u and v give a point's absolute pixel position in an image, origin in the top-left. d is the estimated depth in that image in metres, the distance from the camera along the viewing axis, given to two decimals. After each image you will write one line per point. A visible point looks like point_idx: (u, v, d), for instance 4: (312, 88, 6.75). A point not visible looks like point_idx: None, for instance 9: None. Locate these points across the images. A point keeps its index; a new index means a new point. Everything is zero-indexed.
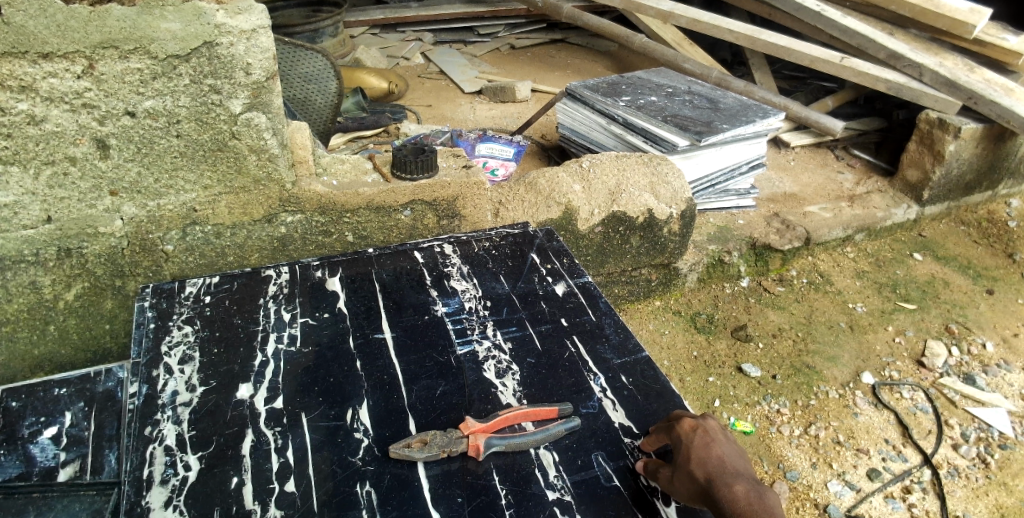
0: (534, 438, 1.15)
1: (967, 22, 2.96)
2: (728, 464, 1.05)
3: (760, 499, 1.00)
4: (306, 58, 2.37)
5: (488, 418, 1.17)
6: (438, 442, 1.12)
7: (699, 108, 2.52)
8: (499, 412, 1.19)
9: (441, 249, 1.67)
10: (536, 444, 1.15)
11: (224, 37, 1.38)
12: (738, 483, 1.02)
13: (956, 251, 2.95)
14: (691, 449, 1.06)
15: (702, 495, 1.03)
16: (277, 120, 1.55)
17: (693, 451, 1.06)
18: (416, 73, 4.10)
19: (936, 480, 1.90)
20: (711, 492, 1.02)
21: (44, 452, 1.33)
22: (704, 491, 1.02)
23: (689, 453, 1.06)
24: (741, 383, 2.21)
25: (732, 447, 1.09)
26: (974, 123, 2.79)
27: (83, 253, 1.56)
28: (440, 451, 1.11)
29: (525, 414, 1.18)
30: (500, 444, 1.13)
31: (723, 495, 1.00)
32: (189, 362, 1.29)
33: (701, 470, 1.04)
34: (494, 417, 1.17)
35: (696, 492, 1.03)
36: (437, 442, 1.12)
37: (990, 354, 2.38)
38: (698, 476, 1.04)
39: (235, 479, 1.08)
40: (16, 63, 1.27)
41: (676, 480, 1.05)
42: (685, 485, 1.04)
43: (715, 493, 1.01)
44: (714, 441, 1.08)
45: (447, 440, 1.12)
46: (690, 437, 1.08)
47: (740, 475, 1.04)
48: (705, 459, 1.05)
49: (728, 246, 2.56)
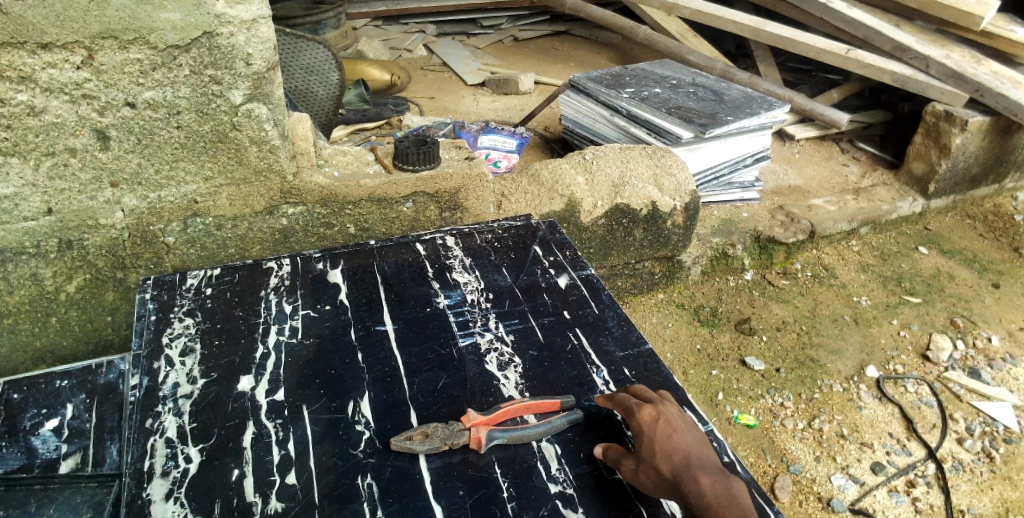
0: (536, 430, 1.14)
1: (974, 13, 2.93)
2: (692, 455, 1.05)
3: (726, 492, 1.00)
4: (308, 49, 2.35)
5: (491, 411, 1.17)
6: (440, 435, 1.11)
7: (704, 100, 2.50)
8: (502, 405, 1.18)
9: (444, 242, 1.66)
10: (538, 436, 1.14)
11: (224, 27, 1.37)
12: (704, 474, 1.02)
13: (962, 245, 2.93)
14: (654, 441, 1.06)
15: (668, 487, 1.01)
16: (278, 111, 1.54)
17: (657, 442, 1.06)
18: (419, 65, 4.09)
19: (940, 475, 1.90)
20: (677, 485, 1.01)
21: (46, 444, 1.33)
22: (670, 484, 1.01)
23: (652, 444, 1.06)
24: (745, 376, 2.20)
25: (692, 437, 1.10)
26: (980, 116, 2.76)
27: (84, 244, 1.56)
28: (441, 444, 1.10)
29: (528, 406, 1.18)
30: (503, 436, 1.13)
31: (690, 487, 1.00)
32: (190, 354, 1.28)
33: (667, 461, 1.03)
34: (497, 410, 1.17)
35: (663, 485, 1.02)
36: (439, 434, 1.11)
37: (996, 348, 2.37)
38: (664, 467, 1.03)
39: (236, 471, 1.08)
40: (14, 53, 1.27)
41: (642, 471, 1.03)
42: (651, 477, 1.03)
43: (681, 485, 1.00)
44: (676, 431, 1.08)
45: (449, 433, 1.12)
46: (652, 427, 1.08)
47: (705, 468, 1.04)
48: (669, 449, 1.05)
49: (732, 239, 2.54)
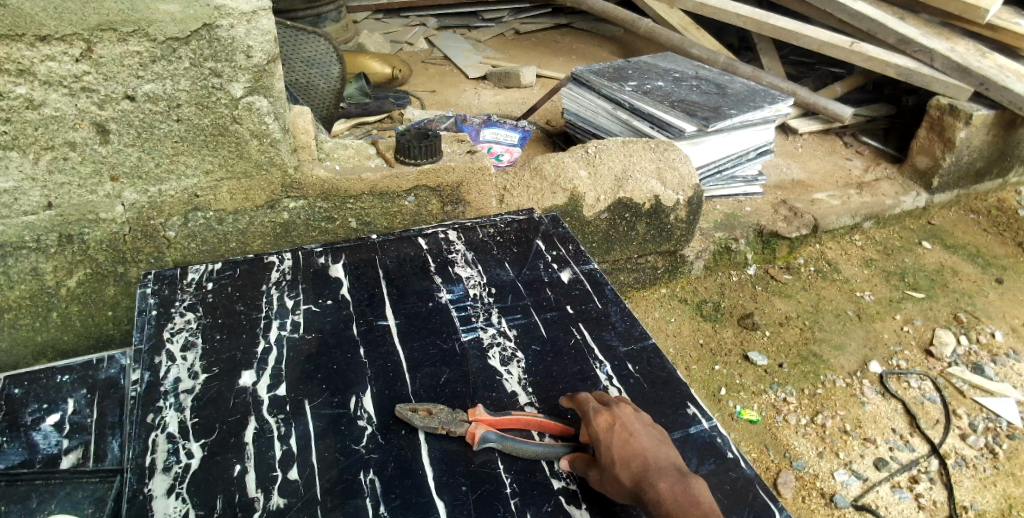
0: (534, 447, 1.10)
1: (979, 6, 2.91)
2: (651, 456, 1.02)
3: (686, 493, 0.96)
4: (309, 42, 2.33)
5: (501, 414, 1.15)
6: (441, 420, 1.13)
7: (707, 94, 2.49)
8: (514, 412, 1.16)
9: (446, 236, 1.65)
10: (534, 455, 1.10)
11: (223, 19, 1.35)
12: (663, 478, 0.98)
13: (965, 240, 2.92)
14: (609, 450, 1.02)
15: (630, 496, 0.99)
16: (279, 105, 1.53)
17: (612, 451, 1.02)
18: (420, 58, 4.07)
19: (943, 470, 1.89)
20: (637, 493, 0.98)
21: (47, 440, 1.33)
22: (631, 492, 0.99)
23: (608, 454, 1.02)
24: (748, 372, 2.19)
25: (652, 435, 1.06)
26: (985, 109, 2.74)
27: (85, 238, 1.55)
28: (439, 427, 1.12)
29: (538, 420, 1.14)
30: (499, 442, 1.10)
31: (649, 496, 0.97)
32: (191, 349, 1.28)
33: (623, 471, 1.00)
34: (506, 415, 1.14)
35: (625, 494, 1.00)
36: (440, 417, 1.13)
37: (999, 344, 2.36)
38: (621, 477, 1.00)
39: (238, 466, 1.07)
40: (13, 46, 1.26)
41: (603, 481, 1.02)
42: (612, 487, 1.01)
43: (641, 494, 0.98)
44: (632, 434, 1.04)
45: (449, 418, 1.13)
46: (606, 434, 1.04)
47: (664, 469, 1.00)
48: (625, 457, 1.01)
49: (735, 233, 2.53)
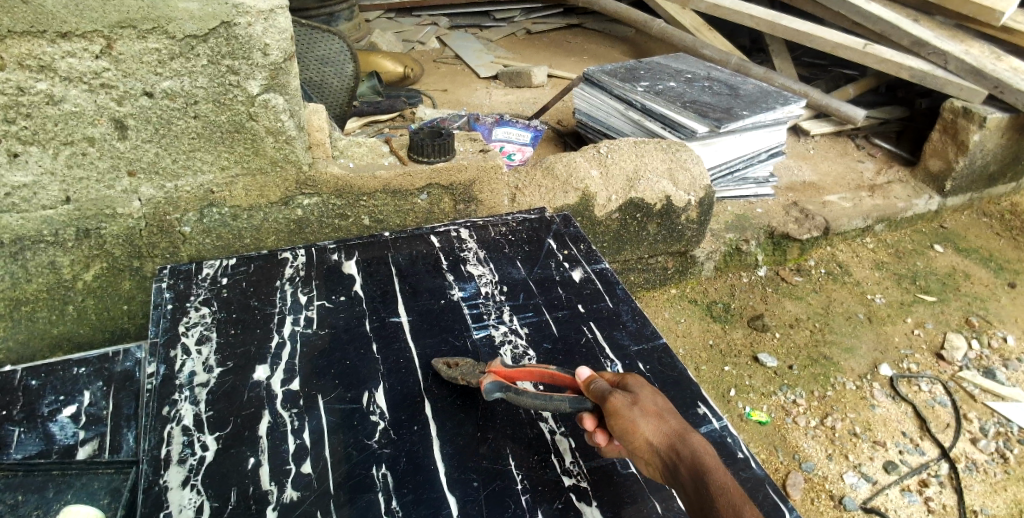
0: (537, 395, 1.09)
1: (994, 8, 2.89)
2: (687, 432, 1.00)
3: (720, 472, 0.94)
4: (324, 41, 2.35)
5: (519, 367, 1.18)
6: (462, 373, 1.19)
7: (719, 95, 2.48)
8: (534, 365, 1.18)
9: (458, 234, 1.66)
10: (536, 405, 1.07)
11: (241, 17, 1.37)
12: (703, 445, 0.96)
13: (978, 244, 2.90)
14: (652, 397, 1.01)
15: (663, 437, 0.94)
16: (294, 102, 1.54)
17: (654, 399, 1.01)
18: (432, 57, 4.08)
19: (954, 475, 1.88)
20: (675, 439, 0.94)
21: (64, 431, 1.35)
22: (666, 435, 0.95)
23: (650, 398, 1.01)
24: (757, 373, 2.19)
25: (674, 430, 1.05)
26: (999, 113, 2.72)
27: (102, 233, 1.56)
28: (458, 377, 1.20)
29: (549, 374, 1.15)
30: (506, 390, 1.12)
31: (688, 445, 0.94)
32: (206, 342, 1.29)
33: (665, 416, 0.98)
34: (520, 370, 1.17)
35: (658, 433, 0.95)
36: (462, 369, 1.21)
37: (1012, 348, 2.34)
38: (660, 417, 0.97)
39: (252, 459, 1.09)
40: (34, 42, 1.28)
41: (636, 412, 0.97)
42: (648, 419, 0.96)
43: (679, 440, 0.94)
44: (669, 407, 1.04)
45: (468, 370, 1.20)
46: (648, 387, 1.04)
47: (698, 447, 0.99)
48: (666, 410, 1.00)
49: (746, 234, 2.53)
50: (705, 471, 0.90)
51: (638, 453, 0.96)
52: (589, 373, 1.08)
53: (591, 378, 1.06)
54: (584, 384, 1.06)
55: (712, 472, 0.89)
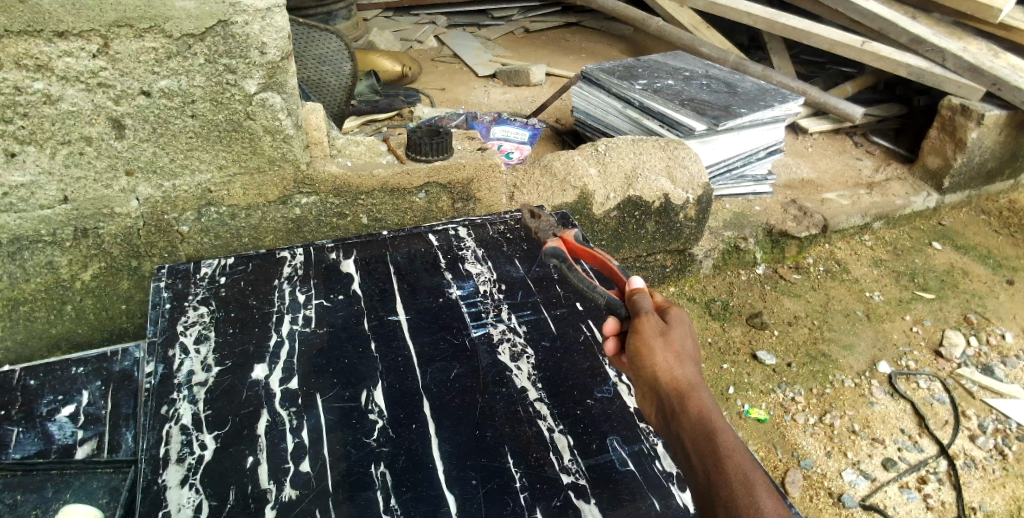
0: (581, 278, 1.16)
1: (992, 6, 2.90)
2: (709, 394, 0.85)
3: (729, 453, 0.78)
4: (321, 39, 2.35)
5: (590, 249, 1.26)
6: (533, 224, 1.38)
7: (718, 92, 2.48)
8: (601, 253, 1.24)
9: (456, 233, 1.66)
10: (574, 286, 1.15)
11: (238, 15, 1.37)
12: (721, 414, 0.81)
13: (976, 241, 2.90)
14: (687, 335, 0.89)
15: (675, 376, 0.83)
16: (292, 101, 1.54)
17: (686, 337, 0.89)
18: (430, 56, 4.08)
19: (952, 471, 1.88)
20: (691, 382, 0.83)
21: (62, 431, 1.34)
22: (681, 375, 0.83)
23: (684, 335, 0.89)
24: (755, 370, 2.19)
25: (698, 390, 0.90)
26: (997, 110, 2.72)
27: (100, 233, 1.56)
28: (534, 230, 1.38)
29: (605, 264, 1.20)
30: (557, 259, 1.24)
31: (702, 396, 0.81)
32: (204, 341, 1.29)
33: (690, 357, 0.86)
34: (585, 249, 1.26)
35: (672, 369, 0.84)
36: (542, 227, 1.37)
37: (1010, 345, 2.35)
38: (684, 356, 0.86)
39: (251, 458, 1.09)
40: (31, 42, 1.28)
41: (660, 341, 0.87)
42: (669, 351, 0.85)
43: (694, 386, 0.82)
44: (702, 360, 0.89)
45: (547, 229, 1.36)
46: (688, 325, 0.92)
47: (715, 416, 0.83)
48: (695, 354, 0.88)
49: (744, 232, 2.53)
50: (708, 427, 0.77)
51: (643, 381, 0.86)
52: (642, 285, 1.00)
53: (639, 290, 0.98)
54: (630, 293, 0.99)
55: (717, 432, 0.77)
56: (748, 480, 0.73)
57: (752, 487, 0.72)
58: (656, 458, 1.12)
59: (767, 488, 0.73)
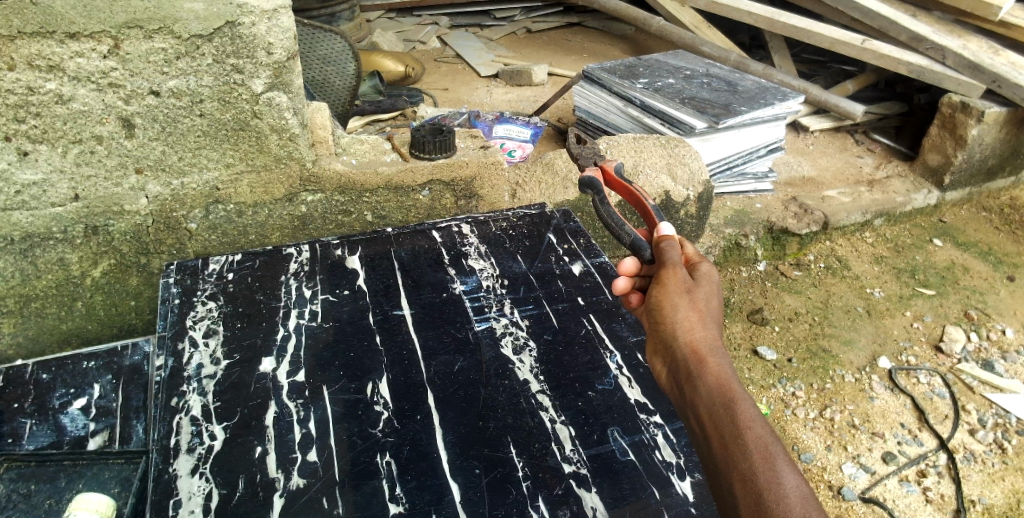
0: (609, 215, 1.21)
1: (992, 4, 2.92)
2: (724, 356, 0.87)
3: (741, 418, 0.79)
4: (325, 40, 2.38)
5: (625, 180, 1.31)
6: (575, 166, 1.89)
7: (718, 91, 2.50)
8: (632, 185, 1.28)
9: (459, 229, 1.68)
10: (600, 217, 1.22)
11: (245, 16, 1.40)
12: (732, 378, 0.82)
13: (976, 238, 2.91)
14: (712, 297, 0.92)
15: (696, 336, 0.85)
16: (299, 100, 1.57)
17: (710, 298, 0.92)
18: (433, 57, 4.11)
19: (951, 465, 1.90)
20: (710, 344, 0.84)
21: (74, 423, 1.38)
22: (702, 336, 0.85)
23: (708, 295, 0.92)
24: (756, 365, 2.21)
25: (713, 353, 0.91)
26: (998, 107, 2.74)
27: (109, 230, 1.59)
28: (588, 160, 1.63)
29: (639, 203, 1.24)
30: (591, 190, 1.29)
31: (721, 359, 0.82)
32: (213, 335, 1.32)
33: (712, 320, 0.89)
34: (622, 183, 1.30)
35: (693, 330, 0.86)
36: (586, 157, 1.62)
37: (1010, 341, 2.36)
38: (706, 318, 0.88)
39: (259, 448, 1.11)
40: (43, 43, 1.31)
41: (684, 300, 0.90)
42: (693, 311, 0.88)
43: (713, 349, 0.84)
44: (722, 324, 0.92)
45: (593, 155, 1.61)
46: (714, 286, 0.95)
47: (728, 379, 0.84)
48: (717, 317, 0.90)
49: (745, 229, 2.57)
50: (726, 392, 0.78)
51: (663, 339, 0.88)
52: (673, 235, 1.03)
53: (669, 240, 1.01)
54: (659, 242, 1.02)
55: (735, 398, 0.77)
56: (767, 449, 0.72)
57: (771, 458, 0.72)
58: (656, 448, 1.14)
59: (786, 460, 0.72)
